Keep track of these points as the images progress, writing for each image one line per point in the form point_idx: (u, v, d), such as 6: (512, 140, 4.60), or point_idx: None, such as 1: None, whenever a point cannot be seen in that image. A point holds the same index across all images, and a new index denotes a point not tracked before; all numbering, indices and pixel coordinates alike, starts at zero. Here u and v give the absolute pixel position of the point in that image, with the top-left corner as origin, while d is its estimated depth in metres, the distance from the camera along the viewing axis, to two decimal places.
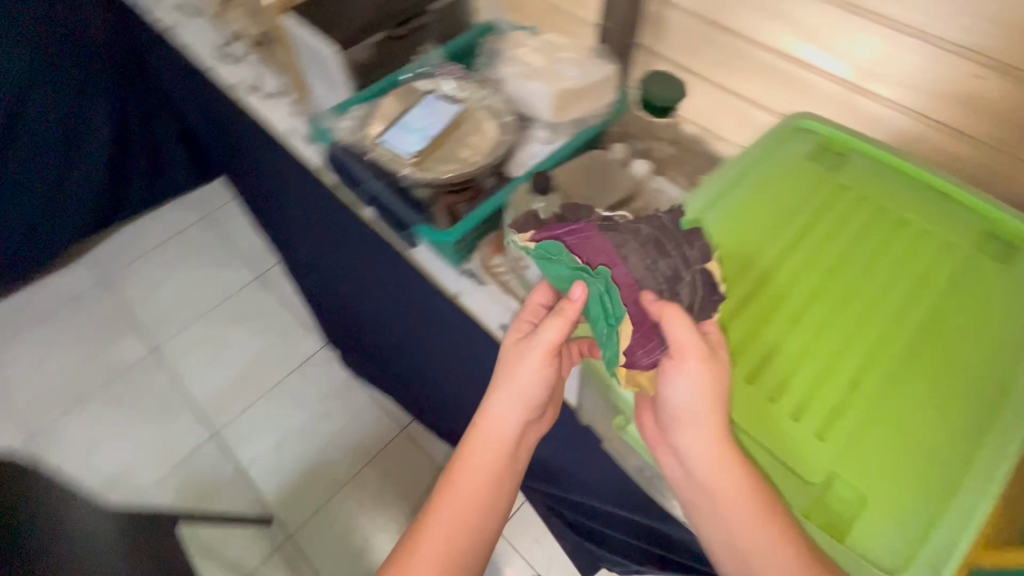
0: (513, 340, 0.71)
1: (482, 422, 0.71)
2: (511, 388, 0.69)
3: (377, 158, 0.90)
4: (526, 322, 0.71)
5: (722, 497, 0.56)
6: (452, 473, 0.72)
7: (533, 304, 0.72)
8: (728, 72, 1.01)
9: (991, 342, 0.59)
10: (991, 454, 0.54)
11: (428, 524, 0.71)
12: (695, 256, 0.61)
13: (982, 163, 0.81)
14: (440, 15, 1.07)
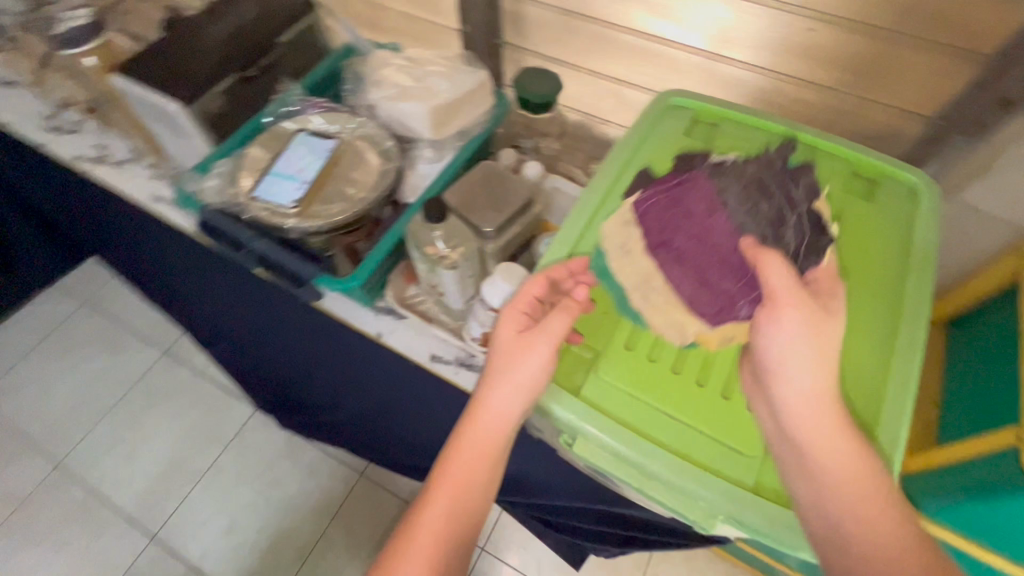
0: (508, 333, 0.60)
1: (479, 413, 0.60)
2: (511, 383, 0.57)
3: (255, 215, 0.82)
4: (522, 307, 0.60)
5: (820, 448, 0.50)
6: (445, 464, 0.62)
7: (533, 292, 0.61)
8: (595, 58, 1.03)
9: (876, 279, 0.61)
10: (895, 389, 0.56)
11: (421, 520, 0.61)
12: (800, 196, 0.56)
13: (833, 106, 0.88)
14: (292, 46, 0.99)
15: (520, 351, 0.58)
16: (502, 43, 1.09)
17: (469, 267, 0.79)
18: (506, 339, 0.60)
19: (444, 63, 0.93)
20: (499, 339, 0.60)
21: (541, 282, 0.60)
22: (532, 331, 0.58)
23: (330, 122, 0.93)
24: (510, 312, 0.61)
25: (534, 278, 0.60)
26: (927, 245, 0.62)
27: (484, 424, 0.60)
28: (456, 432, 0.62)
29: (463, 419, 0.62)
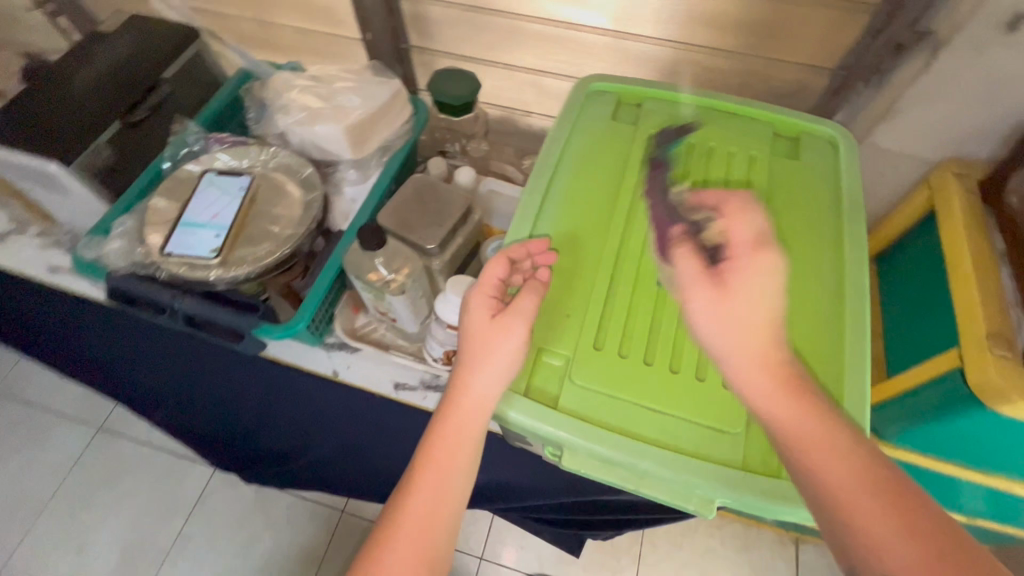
0: (480, 316, 0.55)
1: (460, 397, 0.54)
2: (490, 370, 0.53)
3: (172, 272, 0.74)
4: (489, 290, 0.56)
5: (787, 431, 0.45)
6: (426, 453, 0.54)
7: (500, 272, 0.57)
8: (506, 51, 1.00)
9: (816, 230, 0.62)
10: (855, 333, 0.56)
11: (402, 518, 0.53)
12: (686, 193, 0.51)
13: (743, 68, 0.90)
14: (178, 82, 0.91)
15: (496, 333, 0.53)
16: (409, 46, 1.04)
17: (417, 288, 0.75)
18: (478, 321, 0.55)
19: (351, 77, 0.87)
20: (470, 323, 0.55)
21: (503, 264, 0.57)
22: (504, 314, 0.54)
23: (239, 157, 0.85)
24: (478, 295, 0.56)
25: (495, 261, 0.57)
26: (854, 195, 0.64)
27: (466, 409, 0.53)
28: (436, 418, 0.55)
29: (443, 405, 0.55)
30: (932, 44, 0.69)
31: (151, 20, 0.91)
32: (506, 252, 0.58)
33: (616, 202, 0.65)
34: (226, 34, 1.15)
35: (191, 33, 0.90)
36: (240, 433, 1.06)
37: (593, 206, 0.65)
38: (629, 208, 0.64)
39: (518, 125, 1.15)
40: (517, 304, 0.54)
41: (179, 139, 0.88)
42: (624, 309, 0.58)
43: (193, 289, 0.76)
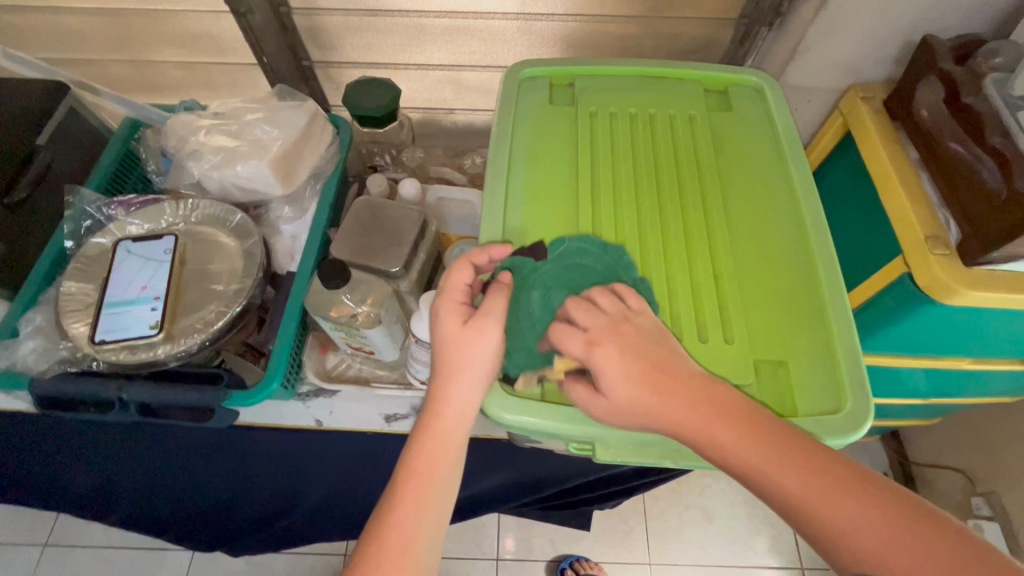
0: (452, 325, 0.51)
1: (440, 405, 0.52)
2: (466, 375, 0.51)
3: (112, 360, 0.66)
4: (459, 295, 0.53)
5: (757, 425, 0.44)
6: (408, 464, 0.51)
7: (458, 281, 0.53)
8: (417, 51, 0.96)
9: (763, 174, 0.65)
10: (824, 260, 0.58)
11: (386, 536, 0.49)
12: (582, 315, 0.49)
13: (653, 31, 0.92)
14: (57, 145, 0.80)
15: (470, 340, 0.51)
16: (311, 62, 0.97)
17: (390, 316, 0.71)
18: (449, 329, 0.52)
19: (259, 106, 0.80)
20: (440, 331, 0.52)
21: (468, 268, 0.53)
22: (475, 321, 0.51)
23: (153, 219, 0.76)
24: (445, 303, 0.52)
25: (456, 266, 0.53)
26: (791, 136, 0.67)
27: (449, 415, 0.51)
28: (416, 428, 0.53)
29: (422, 415, 0.52)
30: None
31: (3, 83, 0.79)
32: (469, 256, 0.54)
33: (577, 187, 0.64)
34: (97, 81, 1.02)
35: (61, 85, 0.80)
36: (218, 508, 0.97)
37: (558, 195, 0.64)
38: (593, 190, 0.64)
39: (443, 124, 1.12)
40: (485, 305, 0.51)
41: (78, 206, 0.76)
42: None
43: (142, 373, 0.67)
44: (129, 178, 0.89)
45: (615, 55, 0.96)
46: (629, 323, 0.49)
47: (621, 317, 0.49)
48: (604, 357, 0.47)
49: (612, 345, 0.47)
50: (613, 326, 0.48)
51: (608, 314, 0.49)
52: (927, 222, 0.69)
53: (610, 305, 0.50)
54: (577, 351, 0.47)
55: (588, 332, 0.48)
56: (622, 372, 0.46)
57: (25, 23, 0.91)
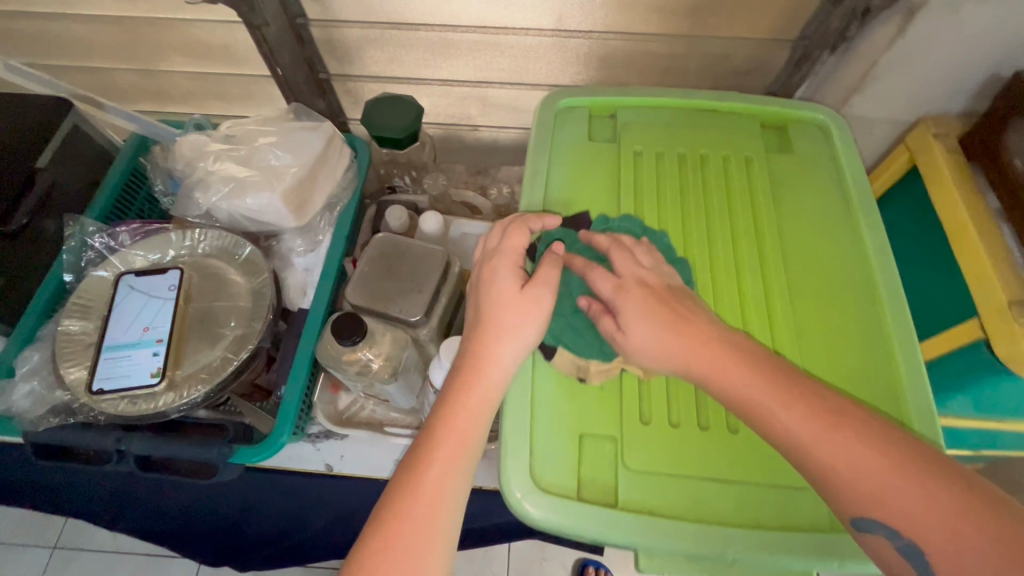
0: (509, 289, 0.48)
1: (482, 365, 0.47)
2: (516, 334, 0.47)
3: (111, 411, 0.61)
4: (514, 258, 0.50)
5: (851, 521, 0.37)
6: (442, 417, 0.46)
7: (514, 242, 0.50)
8: (441, 66, 0.90)
9: (828, 227, 0.58)
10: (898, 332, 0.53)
11: (411, 494, 0.43)
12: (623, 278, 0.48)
13: (698, 52, 0.84)
14: (60, 165, 0.75)
15: (527, 307, 0.48)
16: (327, 75, 0.90)
17: (406, 365, 0.66)
18: (505, 291, 0.49)
19: (271, 128, 0.74)
20: (494, 293, 0.49)
21: (525, 232, 0.51)
22: (530, 283, 0.49)
23: (158, 250, 0.71)
24: (502, 264, 0.49)
25: (515, 229, 0.51)
26: (860, 186, 0.60)
27: (494, 375, 0.47)
28: (453, 384, 0.48)
29: (461, 371, 0.48)
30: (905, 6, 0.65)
31: (5, 97, 0.74)
32: (527, 222, 0.52)
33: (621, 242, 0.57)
34: (104, 90, 0.97)
35: (62, 102, 0.75)
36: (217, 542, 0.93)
37: None
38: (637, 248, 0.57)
39: (465, 140, 1.05)
40: (543, 273, 0.49)
41: (78, 237, 0.71)
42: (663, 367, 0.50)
43: (142, 424, 0.63)
44: (136, 199, 0.84)
45: (655, 76, 0.89)
46: (656, 278, 0.49)
47: (652, 271, 0.49)
48: (630, 300, 0.47)
49: (639, 293, 0.47)
50: (644, 279, 0.48)
51: (644, 269, 0.49)
52: (1010, 284, 0.61)
53: (645, 261, 0.50)
54: (606, 290, 0.48)
55: (618, 278, 0.48)
56: (648, 317, 0.46)
57: (30, 28, 0.86)
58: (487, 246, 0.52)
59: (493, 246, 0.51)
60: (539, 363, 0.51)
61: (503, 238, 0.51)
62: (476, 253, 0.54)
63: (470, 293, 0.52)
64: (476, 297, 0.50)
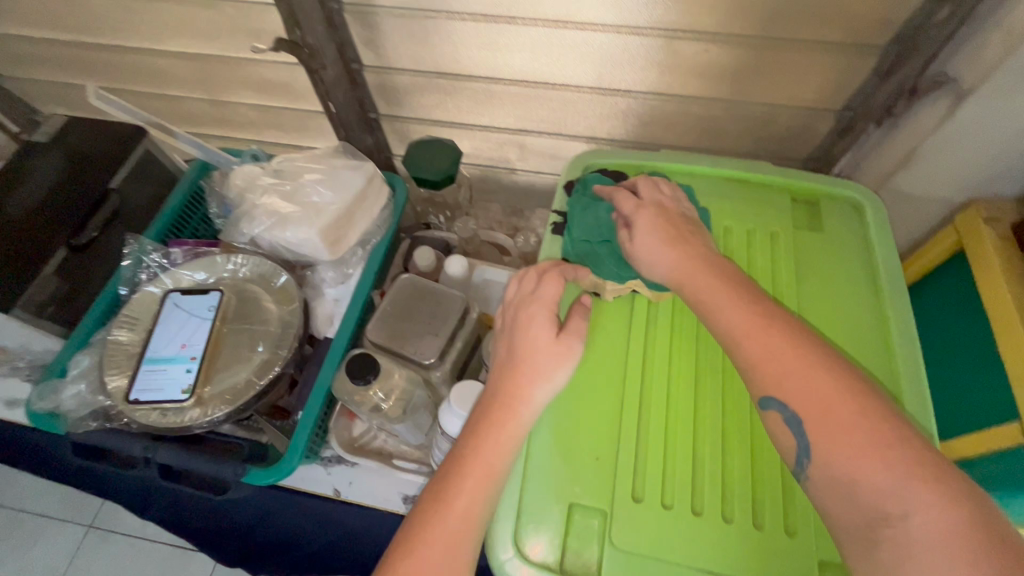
0: (545, 336, 0.50)
1: (513, 403, 0.48)
2: (549, 380, 0.49)
3: (144, 421, 0.66)
4: (548, 306, 0.52)
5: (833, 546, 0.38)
6: (473, 448, 0.47)
7: (548, 294, 0.53)
8: (483, 113, 0.93)
9: (852, 305, 0.57)
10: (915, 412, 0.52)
11: (438, 520, 0.44)
12: (644, 202, 0.55)
13: (737, 116, 0.84)
14: (130, 184, 0.83)
15: (559, 355, 0.50)
16: (377, 115, 0.96)
17: (416, 405, 0.68)
18: (540, 338, 0.51)
19: (318, 165, 0.79)
20: (530, 337, 0.51)
21: (558, 282, 0.54)
22: (563, 334, 0.51)
23: (203, 272, 0.77)
24: (537, 309, 0.52)
25: (551, 277, 0.54)
26: (891, 275, 0.58)
27: (524, 415, 0.48)
28: (482, 419, 0.48)
29: (492, 411, 0.48)
30: (956, 88, 0.63)
31: (92, 122, 0.83)
32: (561, 270, 0.55)
33: (632, 310, 0.56)
34: (179, 114, 1.07)
35: (140, 129, 0.84)
36: (225, 548, 0.96)
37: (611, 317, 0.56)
38: (648, 319, 0.56)
39: (502, 181, 1.08)
40: (574, 323, 0.52)
41: (137, 254, 0.78)
42: (660, 443, 0.50)
43: (168, 435, 0.67)
44: (192, 218, 0.90)
45: (693, 135, 0.89)
46: (674, 208, 0.55)
47: (670, 202, 0.56)
48: (644, 214, 0.54)
49: (653, 210, 0.54)
50: (662, 204, 0.55)
51: (664, 197, 0.56)
52: None
53: (667, 190, 0.57)
54: (626, 207, 0.55)
55: (639, 201, 0.56)
56: (655, 229, 0.52)
57: (122, 59, 0.97)
58: (521, 289, 0.55)
59: (529, 290, 0.54)
60: (536, 424, 0.51)
61: (539, 284, 0.54)
62: (507, 293, 0.56)
63: (501, 332, 0.54)
64: (509, 335, 0.52)
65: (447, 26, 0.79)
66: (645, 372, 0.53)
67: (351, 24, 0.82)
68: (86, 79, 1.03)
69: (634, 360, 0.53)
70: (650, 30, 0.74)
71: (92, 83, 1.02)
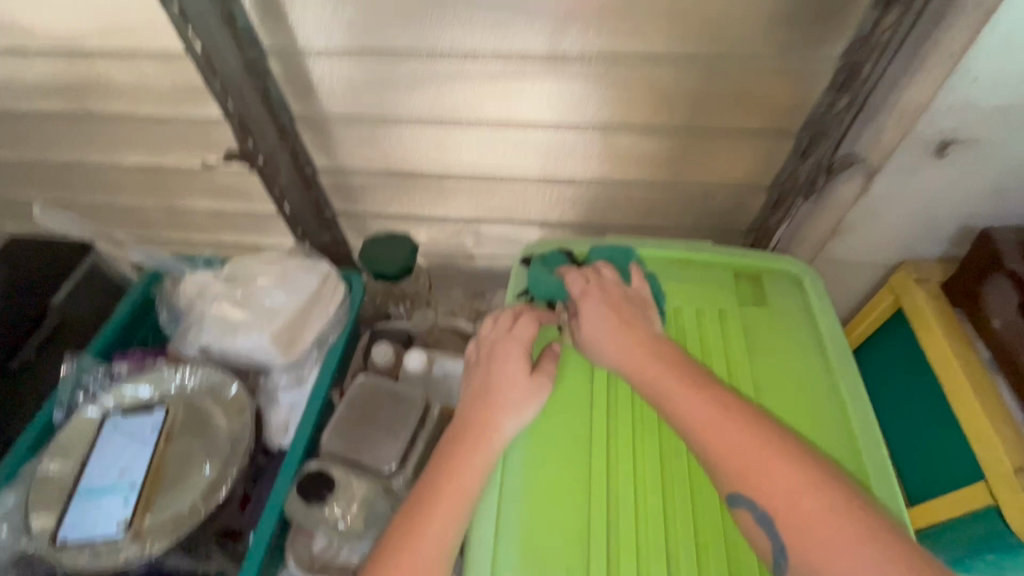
0: (517, 371, 0.55)
1: (486, 432, 0.53)
2: (521, 412, 0.54)
3: (70, 567, 0.60)
4: (518, 345, 0.56)
5: None
6: (448, 474, 0.51)
7: (517, 337, 0.56)
8: (438, 205, 0.96)
9: (808, 377, 0.58)
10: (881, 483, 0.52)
11: (414, 548, 0.48)
12: (591, 285, 0.57)
13: (677, 196, 0.89)
14: (75, 298, 0.81)
15: (527, 393, 0.54)
16: (334, 214, 0.98)
17: (376, 517, 0.63)
18: (514, 373, 0.55)
19: (272, 268, 0.79)
20: (505, 370, 0.55)
21: (534, 322, 0.57)
22: (541, 373, 0.55)
23: (149, 386, 0.73)
24: (512, 347, 0.56)
25: (525, 318, 0.58)
26: (840, 352, 0.60)
27: (495, 443, 0.52)
28: (456, 448, 0.52)
29: (465, 439, 0.52)
30: (865, 166, 0.67)
31: (36, 242, 0.82)
32: (535, 315, 0.58)
33: (593, 411, 0.56)
34: (130, 220, 1.06)
35: (85, 244, 0.83)
36: None
37: (574, 423, 0.56)
38: (608, 412, 0.56)
39: (462, 268, 1.10)
40: (545, 366, 0.56)
41: (76, 375, 0.74)
42: (624, 552, 0.50)
43: None
44: (143, 326, 0.87)
45: (639, 215, 0.93)
46: (617, 288, 0.57)
47: (613, 282, 0.58)
48: (589, 300, 0.56)
49: (597, 294, 0.56)
50: (607, 287, 0.57)
51: (606, 279, 0.58)
52: (1015, 452, 0.57)
53: (609, 275, 0.58)
54: (575, 291, 0.58)
55: (585, 287, 0.57)
56: (600, 316, 0.55)
57: (72, 172, 0.96)
58: (496, 328, 0.58)
59: (501, 330, 0.57)
60: (502, 525, 0.52)
61: (513, 324, 0.57)
62: (482, 330, 0.59)
63: (475, 365, 0.57)
64: (485, 370, 0.56)
65: (396, 130, 0.83)
66: (609, 476, 0.53)
67: (304, 132, 0.85)
68: (33, 193, 1.02)
69: (597, 454, 0.54)
70: (586, 126, 0.79)
71: (39, 195, 1.01)
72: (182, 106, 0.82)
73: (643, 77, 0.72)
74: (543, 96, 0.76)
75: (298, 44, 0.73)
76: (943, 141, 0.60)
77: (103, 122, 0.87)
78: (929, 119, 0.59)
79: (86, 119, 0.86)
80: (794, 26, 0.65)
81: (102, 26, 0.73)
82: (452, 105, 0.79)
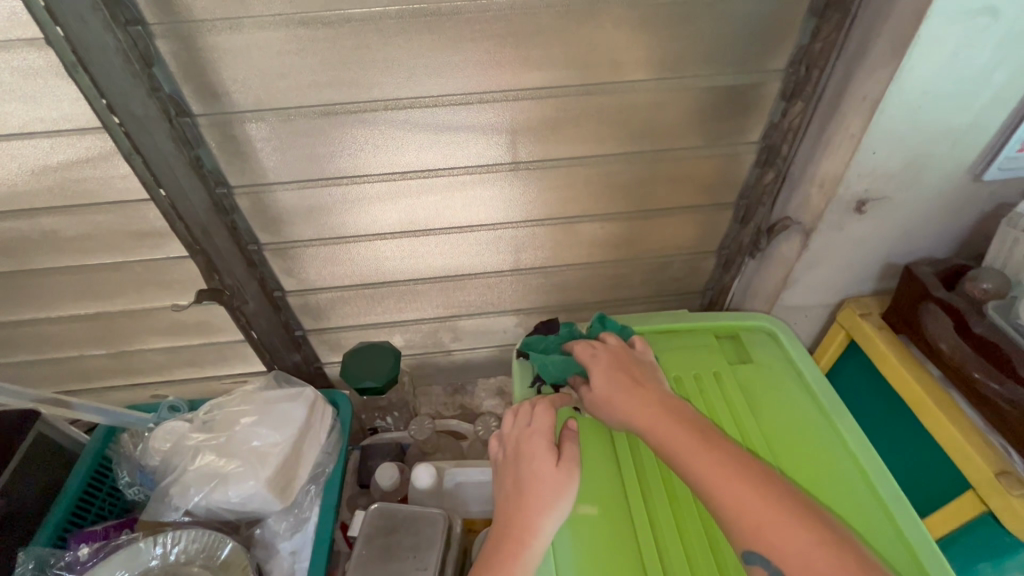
0: (548, 466, 0.52)
1: (527, 533, 0.50)
2: (560, 507, 0.51)
3: None
4: (542, 438, 0.54)
5: None
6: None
7: (538, 430, 0.54)
8: (410, 309, 0.96)
9: (807, 423, 0.63)
10: (902, 512, 0.56)
11: None
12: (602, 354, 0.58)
13: (637, 268, 0.96)
14: (18, 480, 0.71)
15: (562, 484, 0.51)
16: (304, 331, 0.97)
17: None
18: (543, 467, 0.52)
19: (250, 406, 0.74)
20: (535, 467, 0.52)
21: (550, 412, 0.56)
22: (568, 459, 0.52)
23: (122, 570, 0.63)
24: (537, 441, 0.53)
25: (542, 408, 0.56)
26: (829, 395, 0.65)
27: (538, 543, 0.49)
28: (497, 555, 0.49)
29: (505, 543, 0.49)
30: (800, 227, 0.76)
31: None
32: (552, 403, 0.57)
33: (627, 496, 0.58)
34: (72, 374, 0.97)
35: (32, 412, 0.74)
36: None
37: (611, 513, 0.57)
38: (643, 494, 0.58)
39: (439, 365, 1.09)
40: (570, 449, 0.53)
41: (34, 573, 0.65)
42: None
43: None
44: (99, 493, 0.78)
45: (605, 290, 0.99)
46: (627, 356, 0.58)
47: (624, 351, 0.59)
48: (598, 363, 0.57)
49: (608, 357, 0.57)
50: (615, 354, 0.58)
51: (613, 345, 0.60)
52: (989, 455, 0.64)
53: (615, 340, 0.60)
54: (582, 357, 0.59)
55: (595, 353, 0.58)
56: (610, 378, 0.55)
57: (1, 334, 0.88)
58: (517, 423, 0.56)
59: (522, 425, 0.55)
60: None
61: (532, 416, 0.56)
62: (504, 427, 0.57)
63: (503, 465, 0.54)
64: (514, 469, 0.53)
65: (366, 246, 0.85)
66: (659, 559, 0.54)
67: (271, 259, 0.85)
68: None
69: (642, 540, 0.55)
70: (549, 220, 0.86)
71: None
72: (137, 250, 0.79)
73: (597, 174, 0.81)
74: (507, 199, 0.82)
75: (265, 180, 0.74)
76: (860, 201, 0.70)
77: (42, 276, 0.81)
78: (846, 184, 0.68)
79: (24, 278, 0.80)
80: (718, 120, 0.76)
81: (48, 182, 0.70)
82: (420, 217, 0.82)
